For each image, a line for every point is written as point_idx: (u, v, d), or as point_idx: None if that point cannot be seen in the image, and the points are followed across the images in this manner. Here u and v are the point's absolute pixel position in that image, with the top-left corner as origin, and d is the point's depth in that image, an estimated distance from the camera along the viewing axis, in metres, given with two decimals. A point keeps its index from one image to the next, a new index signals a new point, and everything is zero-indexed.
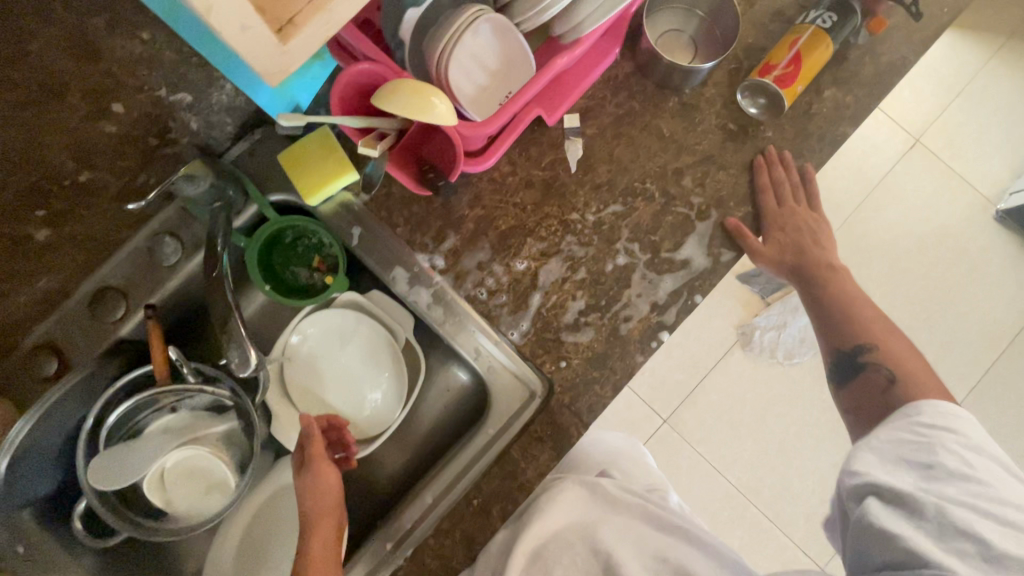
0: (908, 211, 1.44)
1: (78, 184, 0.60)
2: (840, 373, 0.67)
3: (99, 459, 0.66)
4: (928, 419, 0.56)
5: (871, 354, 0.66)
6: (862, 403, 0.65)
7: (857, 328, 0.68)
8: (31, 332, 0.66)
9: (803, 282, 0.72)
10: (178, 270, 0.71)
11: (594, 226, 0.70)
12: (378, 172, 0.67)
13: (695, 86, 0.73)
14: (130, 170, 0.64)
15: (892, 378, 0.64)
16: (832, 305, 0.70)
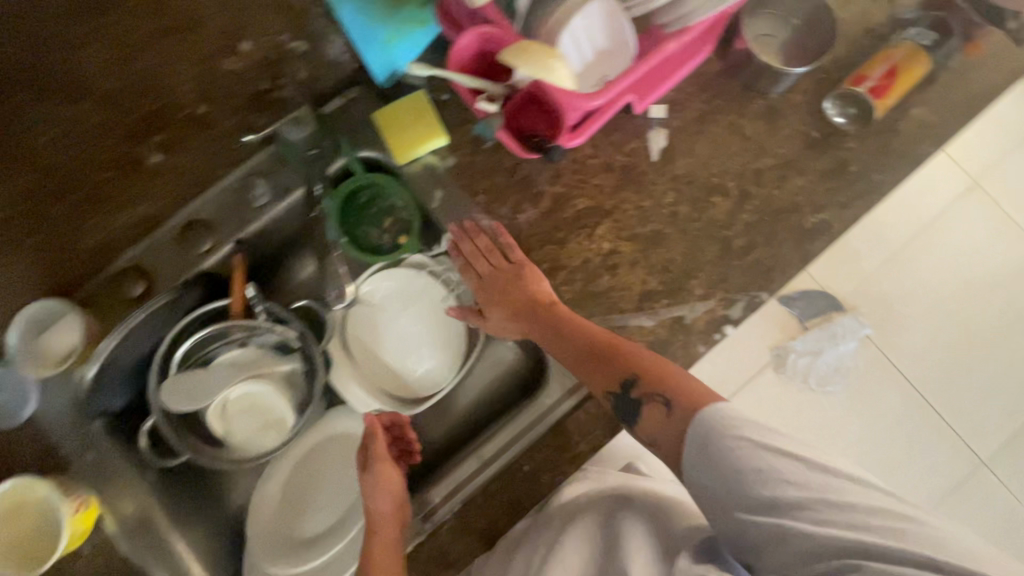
0: None
1: (194, 116, 0.71)
2: (626, 415, 0.58)
3: (173, 382, 0.71)
4: (733, 440, 0.48)
5: (639, 385, 0.58)
6: (658, 438, 0.54)
7: (610, 360, 0.61)
8: (124, 255, 0.69)
9: (541, 330, 0.66)
10: (264, 213, 0.72)
11: (668, 216, 0.72)
12: (489, 132, 0.71)
13: (782, 92, 0.74)
14: (240, 108, 0.71)
15: (666, 404, 0.54)
16: (577, 336, 0.64)
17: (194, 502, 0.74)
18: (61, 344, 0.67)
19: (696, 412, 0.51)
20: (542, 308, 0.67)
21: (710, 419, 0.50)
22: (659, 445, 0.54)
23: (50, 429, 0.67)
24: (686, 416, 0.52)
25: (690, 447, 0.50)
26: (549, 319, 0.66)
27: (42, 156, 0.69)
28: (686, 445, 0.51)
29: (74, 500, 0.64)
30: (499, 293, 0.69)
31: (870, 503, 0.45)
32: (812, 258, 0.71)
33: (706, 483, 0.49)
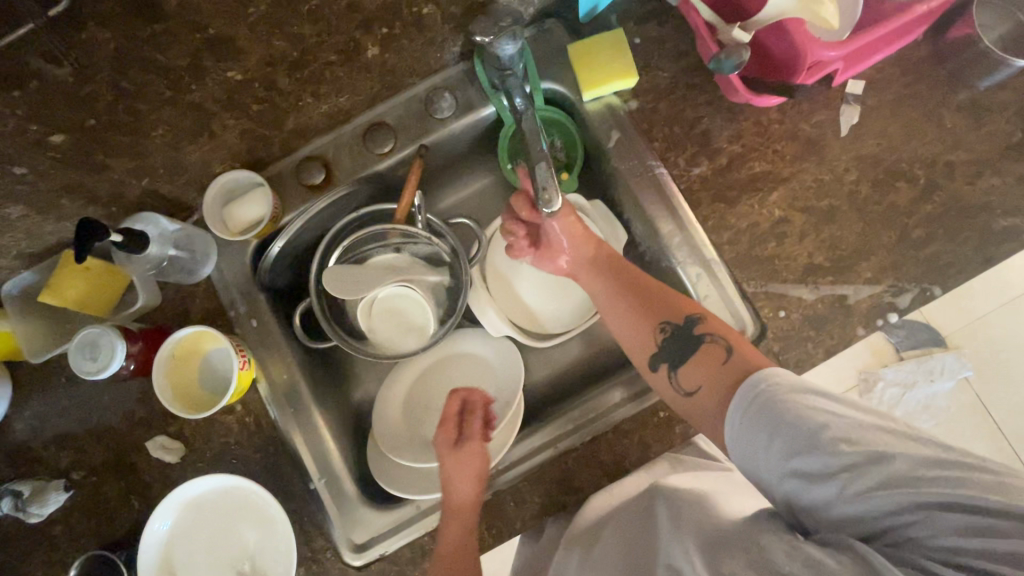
0: None
1: (418, 15, 0.73)
2: (676, 355, 0.58)
3: (335, 270, 0.74)
4: (771, 403, 0.47)
5: (701, 325, 0.58)
6: (701, 383, 0.55)
7: (664, 303, 0.62)
8: (311, 143, 0.74)
9: (588, 273, 0.69)
10: (445, 125, 0.75)
11: (846, 194, 0.70)
12: (726, 66, 0.64)
13: (991, 87, 0.71)
14: (457, 18, 0.73)
15: (727, 347, 0.55)
16: (635, 282, 0.65)
17: (329, 387, 0.77)
18: (247, 216, 0.71)
19: (740, 383, 0.50)
20: (601, 261, 0.69)
21: (752, 383, 0.49)
22: (705, 390, 0.55)
23: (223, 289, 0.73)
24: (744, 366, 0.52)
25: (732, 417, 0.49)
26: (612, 262, 0.68)
27: (281, 24, 0.72)
28: (728, 415, 0.50)
29: (241, 356, 0.68)
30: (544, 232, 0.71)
31: (922, 451, 0.42)
32: (994, 263, 0.68)
33: (749, 454, 0.48)
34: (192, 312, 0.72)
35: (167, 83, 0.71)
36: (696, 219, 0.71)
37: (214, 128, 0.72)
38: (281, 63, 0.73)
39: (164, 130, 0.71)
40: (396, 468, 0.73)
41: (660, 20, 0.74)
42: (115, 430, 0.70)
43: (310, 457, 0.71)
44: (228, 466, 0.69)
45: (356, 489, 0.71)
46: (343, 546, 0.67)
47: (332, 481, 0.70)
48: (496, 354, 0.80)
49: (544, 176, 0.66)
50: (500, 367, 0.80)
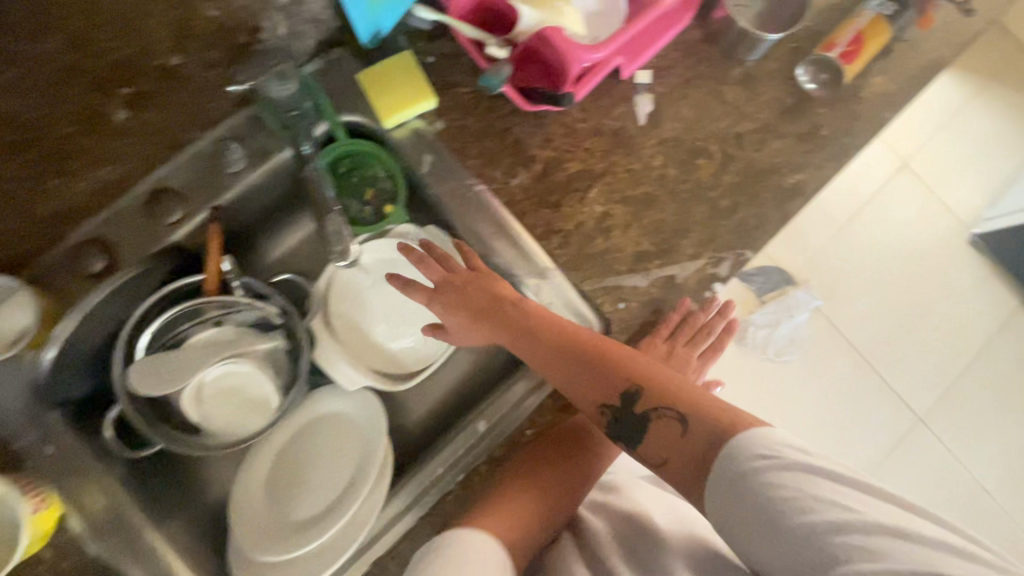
0: (886, 236, 1.63)
1: (168, 69, 0.66)
2: (622, 433, 0.55)
3: (141, 365, 0.64)
4: (767, 482, 0.45)
5: (641, 400, 0.54)
6: (666, 456, 0.52)
7: (596, 376, 0.57)
8: (82, 227, 0.63)
9: (525, 343, 0.61)
10: (240, 178, 0.67)
11: (657, 178, 0.73)
12: (494, 83, 0.65)
13: (758, 59, 0.77)
14: (218, 62, 0.67)
15: (682, 419, 0.51)
16: (579, 364, 0.58)
17: (168, 495, 0.68)
18: (9, 325, 0.60)
19: (715, 458, 0.48)
20: (540, 332, 0.60)
21: (745, 453, 0.46)
22: (671, 465, 0.52)
23: (2, 419, 0.60)
24: (704, 437, 0.49)
25: (718, 493, 0.48)
26: (541, 322, 0.61)
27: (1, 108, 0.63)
28: (709, 491, 0.48)
29: (33, 498, 0.56)
30: (465, 300, 0.64)
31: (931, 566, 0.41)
32: (792, 217, 0.74)
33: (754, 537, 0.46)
34: None
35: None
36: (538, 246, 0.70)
37: None
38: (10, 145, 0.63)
39: None
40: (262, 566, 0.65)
41: (448, 35, 0.72)
42: None
43: None
44: None
45: None
46: None
47: None
48: (359, 408, 0.74)
49: (335, 224, 0.64)
50: (366, 422, 0.73)
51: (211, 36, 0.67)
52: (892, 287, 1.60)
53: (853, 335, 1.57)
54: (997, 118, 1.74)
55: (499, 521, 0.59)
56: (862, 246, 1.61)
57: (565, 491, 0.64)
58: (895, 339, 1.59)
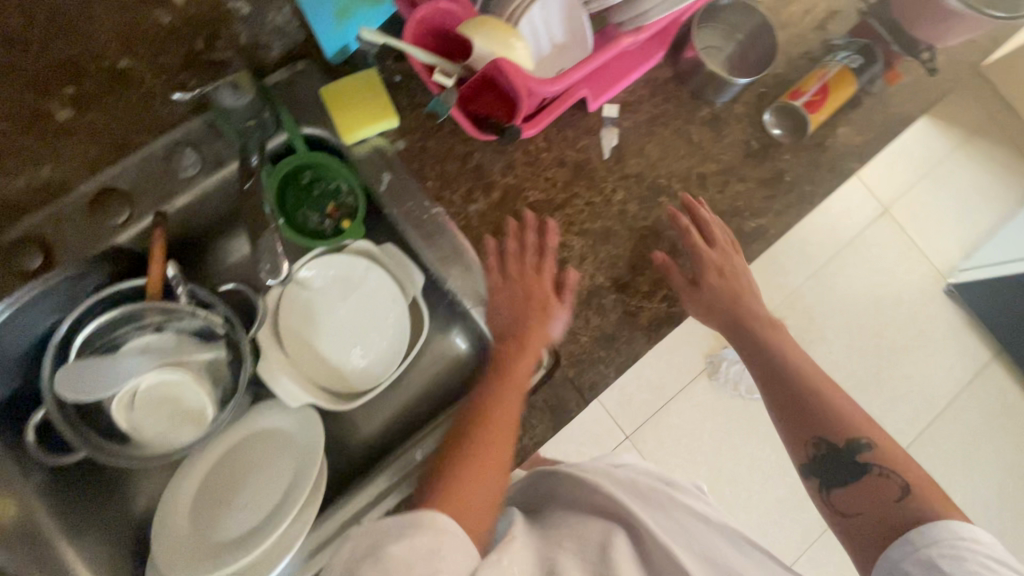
0: (863, 278, 1.63)
1: (115, 70, 0.63)
2: (836, 474, 0.61)
3: (69, 370, 0.61)
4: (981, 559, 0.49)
5: (867, 453, 0.60)
6: (862, 511, 0.58)
7: (819, 418, 0.63)
8: (21, 222, 0.61)
9: (761, 368, 0.69)
10: (192, 185, 0.66)
11: (617, 213, 0.72)
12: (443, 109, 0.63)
13: (726, 102, 0.77)
14: (171, 68, 0.64)
15: (905, 488, 0.57)
16: (794, 389, 0.65)
17: (89, 505, 0.66)
18: None
19: (920, 523, 0.53)
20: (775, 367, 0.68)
21: (957, 535, 0.51)
22: (864, 518, 0.58)
23: None
24: (912, 516, 0.55)
25: (902, 550, 0.53)
26: (793, 360, 0.67)
27: None
28: (891, 545, 0.54)
29: None
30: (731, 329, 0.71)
31: None
32: (749, 262, 0.74)
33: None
34: None
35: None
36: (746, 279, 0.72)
37: None
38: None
39: None
40: None
41: None
42: None
43: None
44: None
45: None
46: None
47: None
48: (298, 425, 0.72)
49: (269, 245, 0.61)
50: (303, 441, 0.71)
51: (160, 39, 0.64)
52: (868, 331, 1.61)
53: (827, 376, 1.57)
54: (977, 170, 1.76)
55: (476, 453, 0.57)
56: (842, 288, 1.61)
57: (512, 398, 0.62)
58: (870, 383, 1.58)
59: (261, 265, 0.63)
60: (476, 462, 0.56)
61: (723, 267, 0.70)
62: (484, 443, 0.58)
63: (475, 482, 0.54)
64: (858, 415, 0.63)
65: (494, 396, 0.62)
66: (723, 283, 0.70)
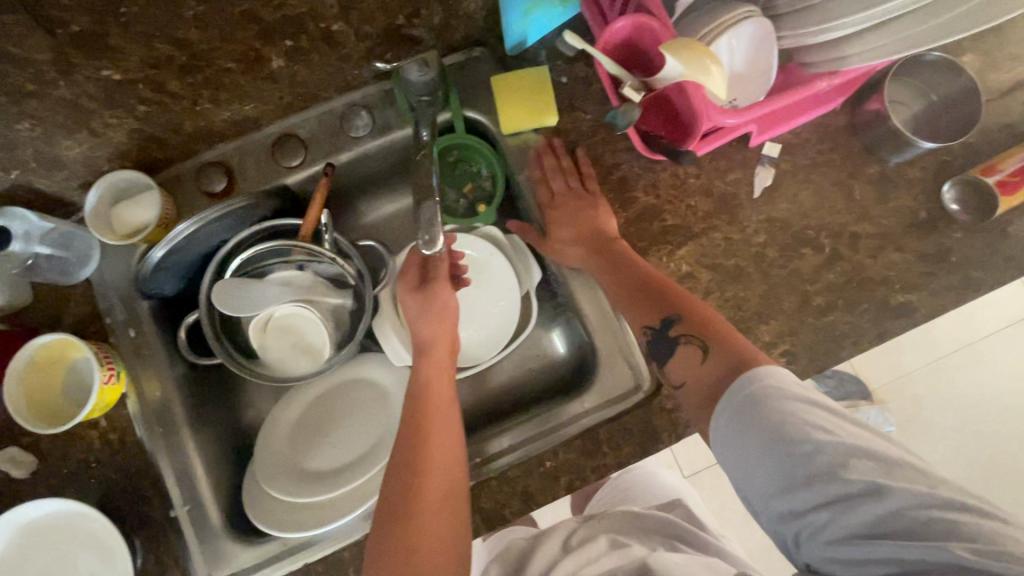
0: (993, 378, 1.45)
1: (329, 32, 0.64)
2: (657, 353, 0.57)
3: (223, 286, 0.68)
4: (770, 406, 0.45)
5: (679, 325, 0.56)
6: (685, 380, 0.54)
7: (651, 298, 0.59)
8: (215, 148, 0.70)
9: (608, 266, 0.65)
10: (358, 144, 0.72)
11: (753, 255, 0.70)
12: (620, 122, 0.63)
13: (901, 163, 0.72)
14: (374, 36, 0.66)
15: (705, 348, 0.53)
16: (630, 279, 0.62)
17: (213, 406, 0.73)
18: (134, 219, 0.67)
19: (730, 385, 0.48)
20: (606, 251, 0.66)
21: (749, 388, 0.47)
22: (688, 389, 0.53)
23: (103, 294, 0.68)
24: (724, 369, 0.50)
25: (724, 420, 0.47)
26: (612, 242, 0.66)
27: None
28: (716, 415, 0.48)
29: (106, 370, 0.63)
30: (574, 222, 0.69)
31: (919, 490, 0.40)
32: (888, 337, 0.68)
33: (738, 453, 0.46)
34: (65, 315, 0.68)
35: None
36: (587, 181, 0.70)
37: (94, 126, 0.61)
38: (169, 65, 0.59)
39: (31, 125, 0.57)
40: (274, 502, 0.68)
41: (588, 61, 0.72)
42: None
43: (175, 480, 0.66)
44: (84, 487, 0.64)
45: (223, 520, 0.66)
46: None
47: (196, 509, 0.66)
48: (397, 384, 0.76)
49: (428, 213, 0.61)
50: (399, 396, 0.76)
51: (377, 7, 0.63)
52: (983, 437, 1.44)
53: None
54: None
55: (431, 481, 0.54)
56: (962, 385, 1.45)
57: (442, 403, 0.61)
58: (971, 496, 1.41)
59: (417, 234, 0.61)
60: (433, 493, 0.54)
61: (598, 203, 0.69)
62: (426, 516, 0.52)
63: (436, 519, 0.52)
64: (666, 287, 0.60)
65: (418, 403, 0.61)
66: (574, 191, 0.70)
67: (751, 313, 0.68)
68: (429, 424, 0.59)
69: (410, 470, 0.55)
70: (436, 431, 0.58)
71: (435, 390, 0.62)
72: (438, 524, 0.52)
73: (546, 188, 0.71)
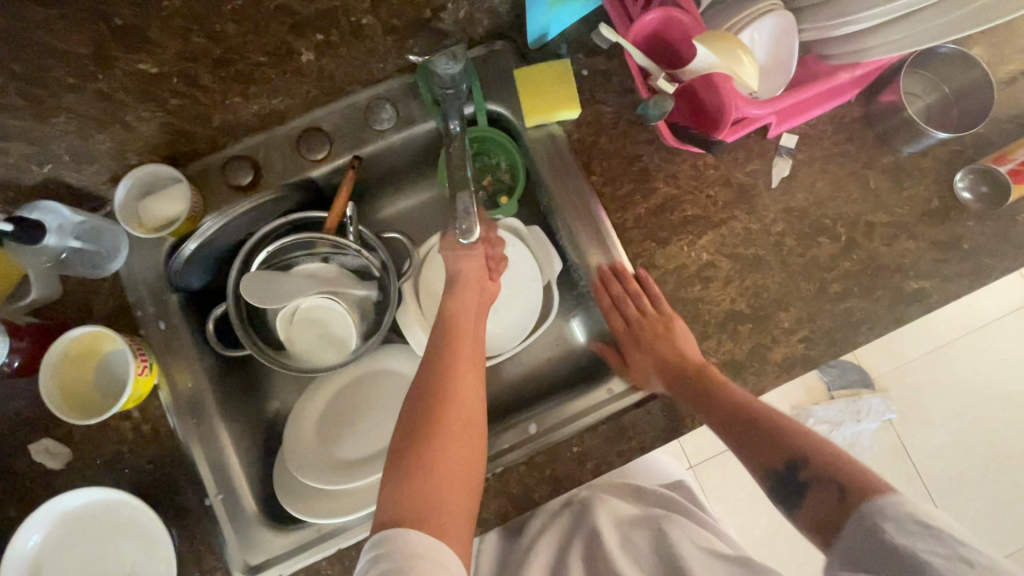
0: (993, 366, 1.48)
1: (355, 24, 0.66)
2: (786, 500, 0.54)
3: (252, 279, 0.69)
4: (893, 525, 0.43)
5: (805, 469, 0.54)
6: (819, 524, 0.50)
7: (760, 436, 0.58)
8: (240, 141, 0.70)
9: (704, 399, 0.63)
10: (383, 137, 0.72)
11: (772, 243, 0.71)
12: (652, 115, 0.64)
13: (915, 153, 0.73)
14: (398, 31, 0.69)
15: (839, 490, 0.50)
16: (733, 418, 0.60)
17: (241, 397, 0.74)
18: (161, 213, 0.67)
19: (859, 514, 0.46)
20: (699, 380, 0.64)
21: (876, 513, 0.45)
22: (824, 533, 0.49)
23: (132, 287, 0.69)
24: (857, 505, 0.47)
25: (850, 537, 0.46)
26: (704, 373, 0.65)
27: None
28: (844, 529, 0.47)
29: (140, 361, 0.64)
30: (647, 345, 0.69)
31: None
32: (903, 323, 0.70)
33: (856, 562, 0.44)
34: (94, 308, 0.68)
35: (42, 27, 0.52)
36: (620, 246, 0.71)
37: (127, 120, 0.62)
38: (205, 59, 0.62)
39: (67, 117, 0.59)
40: (308, 488, 0.70)
41: (609, 54, 0.74)
42: None
43: (209, 468, 0.67)
44: (118, 477, 0.65)
45: (257, 508, 0.68)
46: (236, 568, 0.64)
47: (230, 498, 0.67)
48: None
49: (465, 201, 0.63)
50: None
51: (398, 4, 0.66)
52: (983, 424, 1.47)
53: (922, 461, 1.45)
54: None
55: (456, 404, 0.57)
56: (963, 373, 1.48)
57: (473, 340, 0.63)
58: (971, 481, 1.45)
59: (455, 223, 0.65)
60: (455, 410, 0.56)
61: (680, 328, 0.68)
62: (446, 439, 0.54)
63: (453, 442, 0.54)
64: (770, 424, 0.58)
65: (451, 336, 0.63)
66: (645, 312, 0.69)
67: (770, 300, 0.70)
68: (458, 369, 0.59)
69: (433, 392, 0.57)
70: (465, 376, 0.59)
71: (465, 340, 0.63)
72: (456, 448, 0.54)
73: (613, 319, 0.71)
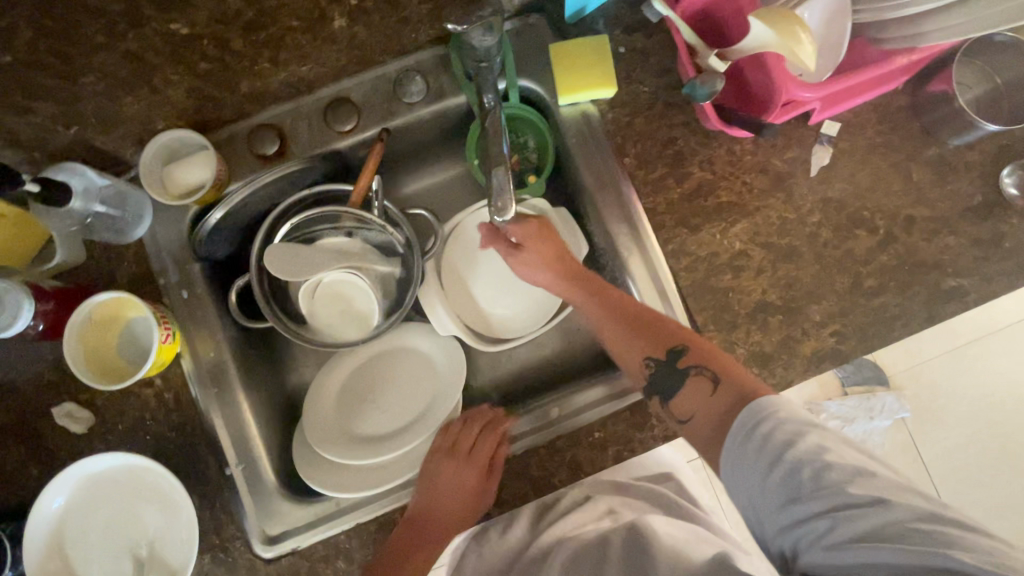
0: (1013, 370, 1.46)
1: None
2: (664, 386, 0.59)
3: (276, 251, 0.67)
4: (770, 428, 0.47)
5: (686, 356, 0.58)
6: (693, 412, 0.55)
7: (648, 329, 0.61)
8: (266, 110, 0.69)
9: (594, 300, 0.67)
10: (412, 111, 0.70)
11: (808, 234, 0.69)
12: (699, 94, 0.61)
13: (961, 147, 0.71)
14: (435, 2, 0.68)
15: (715, 378, 0.55)
16: (619, 317, 0.64)
17: (261, 369, 0.74)
18: (187, 178, 0.66)
19: (741, 410, 0.50)
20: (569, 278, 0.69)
21: (751, 417, 0.48)
22: (696, 421, 0.55)
23: (156, 254, 0.68)
24: (731, 401, 0.52)
25: (733, 440, 0.49)
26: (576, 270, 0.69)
27: None
28: (726, 437, 0.50)
29: (164, 330, 0.64)
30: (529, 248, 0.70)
31: (911, 502, 0.42)
32: (938, 321, 0.69)
33: (738, 467, 0.48)
34: (118, 274, 0.68)
35: None
36: (652, 228, 0.70)
37: (154, 82, 0.63)
38: (235, 21, 0.62)
39: (94, 77, 0.60)
40: (325, 461, 0.70)
41: (648, 31, 0.71)
42: (21, 390, 0.65)
43: (229, 437, 0.67)
44: (140, 443, 0.65)
45: (277, 480, 0.68)
46: (255, 538, 0.65)
47: (251, 469, 0.67)
48: (442, 353, 0.77)
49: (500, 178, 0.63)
50: (443, 365, 0.76)
51: None
52: (997, 427, 1.45)
53: (933, 461, 1.44)
54: None
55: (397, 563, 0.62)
56: (982, 374, 1.46)
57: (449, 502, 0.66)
58: (980, 482, 1.44)
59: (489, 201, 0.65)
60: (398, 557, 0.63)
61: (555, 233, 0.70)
62: None
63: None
64: (655, 319, 0.62)
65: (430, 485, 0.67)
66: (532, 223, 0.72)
67: (802, 292, 0.68)
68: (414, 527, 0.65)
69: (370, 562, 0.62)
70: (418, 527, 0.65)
71: (440, 494, 0.66)
72: None
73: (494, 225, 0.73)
